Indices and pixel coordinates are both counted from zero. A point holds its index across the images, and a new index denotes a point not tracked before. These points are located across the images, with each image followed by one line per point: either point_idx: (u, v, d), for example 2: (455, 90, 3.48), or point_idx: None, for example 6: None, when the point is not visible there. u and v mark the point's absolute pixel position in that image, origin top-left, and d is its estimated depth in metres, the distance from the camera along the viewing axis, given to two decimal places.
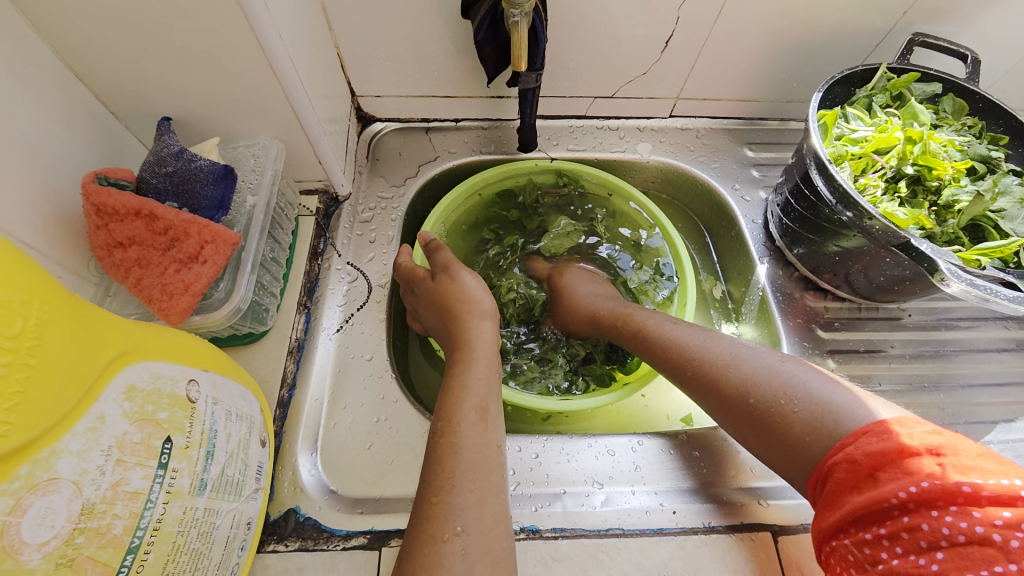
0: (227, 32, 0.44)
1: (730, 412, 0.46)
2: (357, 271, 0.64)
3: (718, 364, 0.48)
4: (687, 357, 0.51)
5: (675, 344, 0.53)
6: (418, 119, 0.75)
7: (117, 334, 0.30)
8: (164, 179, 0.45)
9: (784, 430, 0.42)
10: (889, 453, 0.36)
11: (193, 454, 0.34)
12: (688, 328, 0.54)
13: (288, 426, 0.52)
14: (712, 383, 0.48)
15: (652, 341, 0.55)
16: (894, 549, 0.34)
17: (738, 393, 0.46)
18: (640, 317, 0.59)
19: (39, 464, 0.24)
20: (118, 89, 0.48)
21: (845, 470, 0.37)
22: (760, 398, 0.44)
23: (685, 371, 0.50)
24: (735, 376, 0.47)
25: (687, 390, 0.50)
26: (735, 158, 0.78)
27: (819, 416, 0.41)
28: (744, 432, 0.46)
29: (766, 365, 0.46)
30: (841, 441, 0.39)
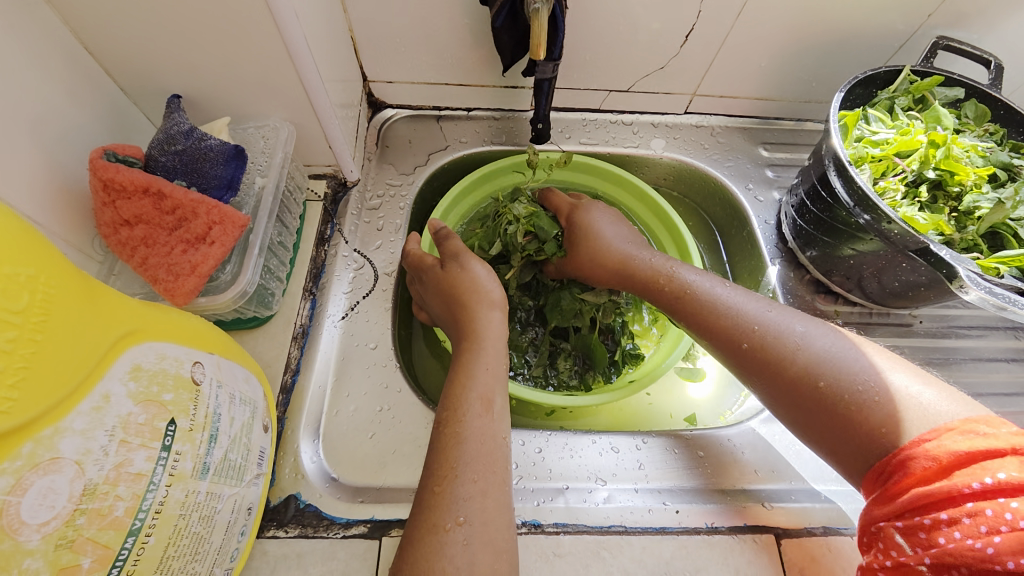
0: (239, 9, 0.43)
1: (791, 394, 0.45)
2: (364, 258, 0.63)
3: (783, 342, 0.46)
4: (744, 329, 0.48)
5: (731, 312, 0.49)
6: (430, 107, 0.74)
7: (123, 313, 0.30)
8: (173, 158, 0.45)
9: (857, 419, 0.41)
10: (970, 448, 0.35)
11: (196, 437, 0.33)
12: (744, 297, 0.51)
13: (290, 412, 0.52)
14: (774, 361, 0.46)
15: (702, 303, 0.51)
16: (950, 534, 0.34)
17: (806, 373, 0.44)
18: (683, 277, 0.54)
19: (41, 443, 0.24)
20: (127, 64, 0.47)
21: (921, 462, 0.37)
22: (833, 383, 0.43)
23: (740, 344, 0.48)
24: (804, 357, 0.45)
25: (741, 365, 0.48)
26: (750, 158, 0.76)
27: (904, 408, 0.39)
28: (805, 416, 0.44)
29: (838, 349, 0.44)
30: (920, 434, 0.38)
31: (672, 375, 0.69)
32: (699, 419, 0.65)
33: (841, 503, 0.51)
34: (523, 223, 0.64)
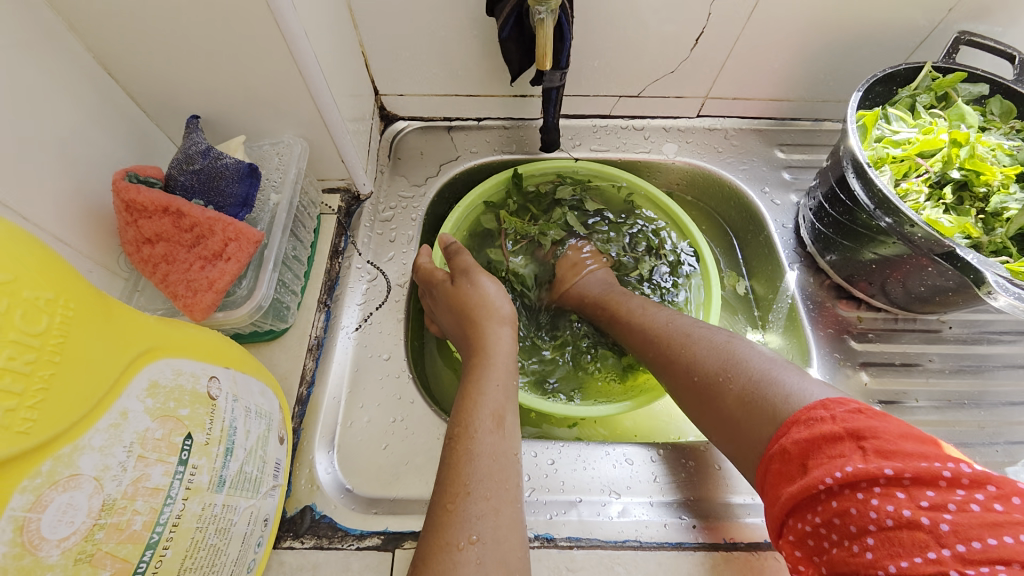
0: (253, 31, 0.44)
1: (681, 390, 0.48)
2: (377, 270, 0.64)
3: (674, 344, 0.50)
4: (650, 339, 0.53)
5: (645, 325, 0.55)
6: (441, 118, 0.75)
7: (142, 331, 0.31)
8: (191, 177, 0.46)
9: (722, 408, 0.43)
10: (813, 439, 0.35)
11: (212, 450, 0.34)
12: (661, 309, 0.56)
13: (305, 423, 0.52)
14: (666, 362, 0.50)
15: (627, 322, 0.57)
16: (833, 538, 0.33)
17: (687, 369, 0.47)
18: (620, 299, 0.61)
19: (61, 461, 0.25)
20: (148, 85, 0.49)
21: (779, 462, 0.36)
22: (704, 373, 0.45)
23: (648, 353, 0.53)
24: (687, 356, 0.48)
25: (649, 368, 0.53)
26: (766, 161, 0.75)
27: (756, 390, 0.41)
28: (692, 408, 0.46)
29: (720, 342, 0.47)
30: (777, 432, 0.38)
31: None
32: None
33: None
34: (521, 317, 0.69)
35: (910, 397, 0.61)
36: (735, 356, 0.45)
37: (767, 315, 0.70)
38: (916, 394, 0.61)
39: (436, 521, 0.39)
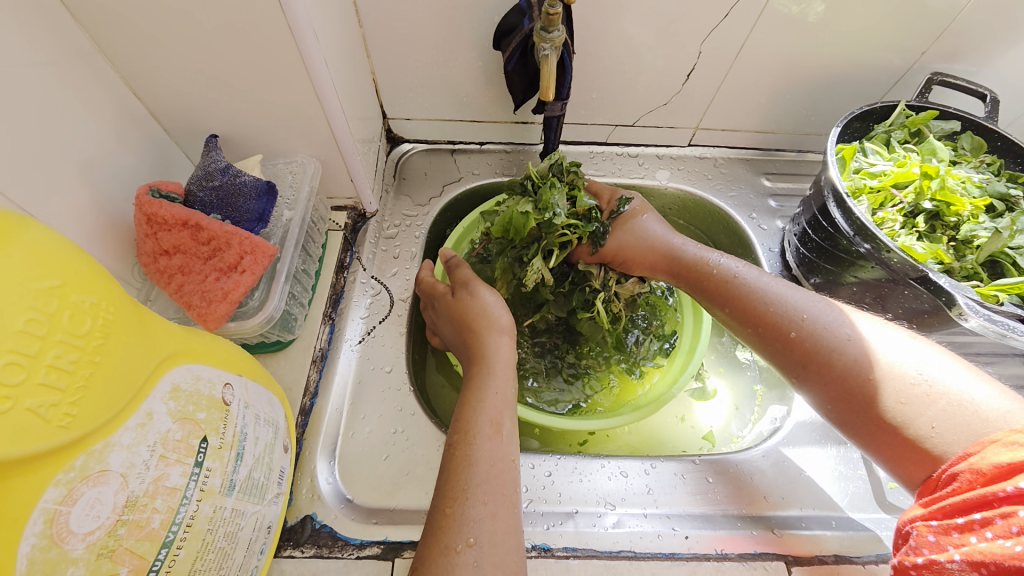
0: (277, 59, 0.47)
1: (832, 385, 0.45)
2: (380, 285, 0.66)
3: (828, 334, 0.46)
4: (791, 318, 0.49)
5: (779, 304, 0.50)
6: (445, 141, 0.78)
7: (167, 336, 0.32)
8: (210, 193, 0.48)
9: (899, 419, 0.41)
10: (1014, 458, 0.32)
11: (225, 454, 0.35)
12: (793, 289, 0.51)
13: (308, 433, 0.54)
14: (819, 352, 0.46)
15: (745, 296, 0.52)
16: (984, 534, 0.31)
17: (850, 368, 0.44)
18: (731, 266, 0.55)
19: (93, 457, 0.26)
20: (171, 105, 0.51)
21: (968, 475, 0.35)
22: (884, 375, 0.43)
23: (787, 332, 0.48)
24: (852, 350, 0.45)
25: (784, 355, 0.49)
26: (753, 188, 0.79)
27: (950, 410, 0.39)
28: (842, 407, 0.44)
29: (894, 345, 0.44)
30: (966, 450, 0.36)
31: (683, 397, 0.69)
32: (717, 437, 0.66)
33: (856, 531, 0.52)
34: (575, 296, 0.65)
35: None
36: (913, 362, 0.42)
37: None
38: None
39: (438, 524, 0.40)
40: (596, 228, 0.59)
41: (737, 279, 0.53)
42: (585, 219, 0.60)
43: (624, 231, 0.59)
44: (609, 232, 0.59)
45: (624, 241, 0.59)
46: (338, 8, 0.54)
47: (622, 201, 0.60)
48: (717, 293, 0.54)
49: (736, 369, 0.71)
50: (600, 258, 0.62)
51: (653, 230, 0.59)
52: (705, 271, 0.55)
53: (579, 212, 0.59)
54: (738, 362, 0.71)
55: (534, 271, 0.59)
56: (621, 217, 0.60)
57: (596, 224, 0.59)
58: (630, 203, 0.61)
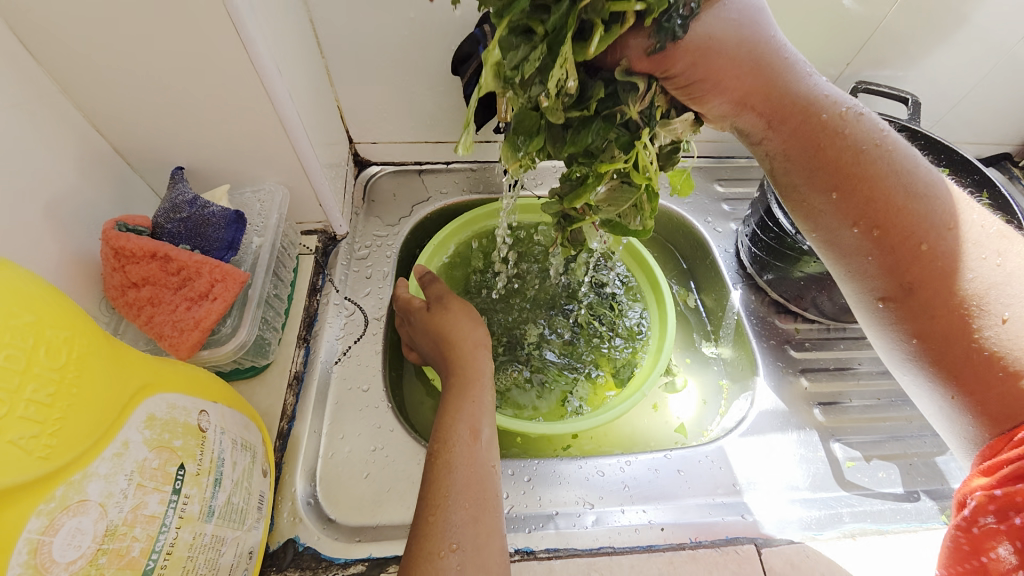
0: (243, 93, 0.49)
1: (947, 314, 0.40)
2: (354, 306, 0.67)
3: (960, 256, 0.40)
4: (927, 225, 0.40)
5: (915, 202, 0.41)
6: (412, 162, 0.80)
7: (141, 366, 0.33)
8: (179, 224, 0.49)
9: (1016, 369, 0.38)
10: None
11: (203, 480, 0.36)
12: (930, 183, 0.41)
13: (287, 457, 0.54)
14: (944, 274, 0.40)
15: (874, 185, 0.41)
16: None
17: (976, 302, 0.39)
18: (864, 138, 0.41)
19: (72, 487, 0.27)
20: (135, 141, 0.52)
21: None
22: (1020, 317, 0.38)
23: (919, 243, 0.41)
24: (987, 282, 0.39)
25: (901, 264, 0.41)
26: (706, 194, 0.84)
27: None
28: (955, 341, 0.40)
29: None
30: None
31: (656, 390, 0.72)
32: (689, 428, 0.69)
33: (819, 509, 0.56)
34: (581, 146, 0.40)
35: (846, 398, 0.65)
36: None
37: (718, 330, 0.76)
38: (850, 395, 0.66)
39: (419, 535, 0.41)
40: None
41: (876, 164, 0.41)
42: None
43: (729, 25, 0.36)
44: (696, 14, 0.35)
45: (719, 35, 0.36)
46: (301, 41, 0.57)
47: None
48: (840, 173, 0.42)
49: (702, 365, 0.74)
50: (658, 67, 0.36)
51: (765, 38, 0.38)
52: (826, 143, 0.41)
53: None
54: (704, 357, 0.75)
55: (558, 67, 0.32)
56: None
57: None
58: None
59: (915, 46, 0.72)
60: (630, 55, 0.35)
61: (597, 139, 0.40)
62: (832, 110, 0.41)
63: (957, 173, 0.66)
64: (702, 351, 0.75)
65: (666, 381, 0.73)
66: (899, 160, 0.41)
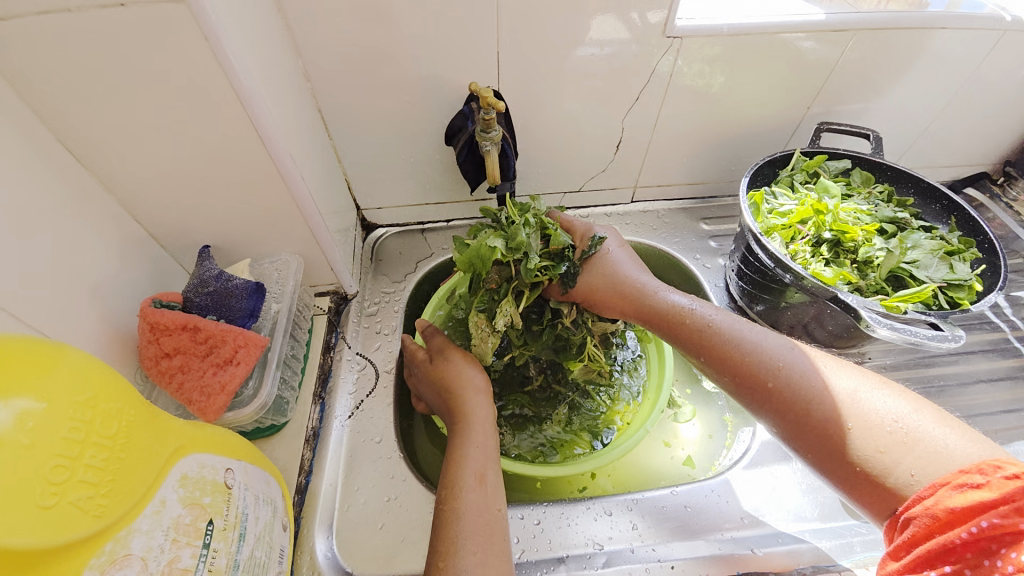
0: (263, 177, 0.56)
1: (807, 433, 0.47)
2: (365, 360, 0.71)
3: (804, 382, 0.49)
4: (770, 369, 0.51)
5: (756, 355, 0.52)
6: (415, 223, 0.87)
7: (176, 431, 0.37)
8: (206, 297, 0.54)
9: (879, 470, 0.43)
10: (966, 501, 0.36)
11: (229, 535, 0.39)
12: (766, 337, 0.53)
13: (306, 511, 0.56)
14: (798, 402, 0.48)
15: (721, 343, 0.54)
16: None
17: (827, 419, 0.46)
18: (706, 312, 0.56)
19: (119, 542, 0.30)
20: (169, 226, 0.59)
21: (924, 519, 0.38)
22: (862, 425, 0.45)
23: (766, 382, 0.50)
24: (830, 399, 0.47)
25: (763, 403, 0.50)
26: (694, 233, 0.89)
27: (926, 463, 0.41)
28: (827, 456, 0.46)
29: (867, 393, 0.46)
30: (920, 492, 0.40)
31: (664, 422, 0.74)
32: (696, 461, 0.70)
33: (830, 540, 0.55)
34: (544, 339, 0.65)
35: None
36: (887, 411, 0.44)
37: None
38: None
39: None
40: (567, 269, 0.59)
41: (714, 327, 0.55)
42: (557, 258, 0.60)
43: (593, 274, 0.59)
44: (580, 271, 0.59)
45: (598, 281, 0.59)
46: (311, 126, 0.64)
47: (594, 241, 0.60)
48: (695, 344, 0.55)
49: (705, 398, 0.76)
50: (571, 297, 0.61)
51: (619, 270, 0.59)
52: (680, 320, 0.56)
53: (552, 252, 0.59)
54: (706, 391, 0.76)
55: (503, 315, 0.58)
56: (591, 257, 0.60)
57: (568, 264, 0.59)
58: (603, 241, 0.60)
59: (872, 85, 0.78)
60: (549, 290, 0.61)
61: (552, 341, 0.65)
62: (669, 296, 0.58)
63: (924, 200, 0.70)
64: (705, 385, 0.77)
65: (671, 411, 0.75)
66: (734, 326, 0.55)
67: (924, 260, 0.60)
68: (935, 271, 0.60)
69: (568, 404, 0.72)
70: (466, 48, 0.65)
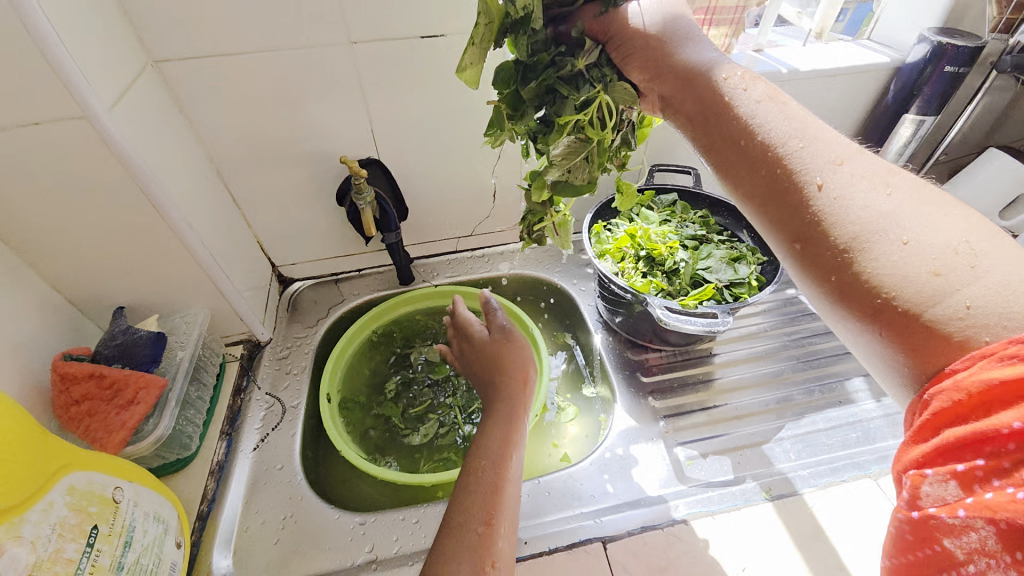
0: (167, 246, 0.67)
1: (835, 248, 0.41)
2: (273, 398, 0.79)
3: (855, 188, 0.42)
4: (816, 168, 0.43)
5: (809, 148, 0.44)
6: (328, 275, 0.99)
7: (67, 453, 0.48)
8: (112, 349, 0.63)
9: (925, 298, 0.37)
10: (1006, 375, 0.32)
11: (113, 540, 0.48)
12: (820, 133, 0.46)
13: (205, 536, 0.63)
14: (840, 208, 0.42)
15: (759, 138, 0.47)
16: (991, 484, 0.32)
17: (877, 229, 0.40)
18: (747, 104, 0.48)
19: (10, 526, 0.40)
20: (87, 293, 0.69)
21: (952, 395, 0.35)
22: (919, 240, 0.38)
23: (811, 180, 0.43)
24: (880, 209, 0.40)
25: (797, 205, 0.44)
26: (574, 262, 1.03)
27: (998, 297, 0.35)
28: (851, 275, 0.40)
29: (930, 208, 0.40)
30: (953, 365, 0.36)
31: (550, 428, 0.83)
32: (572, 457, 0.80)
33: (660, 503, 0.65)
34: (545, 80, 0.53)
35: (688, 410, 0.77)
36: (957, 231, 0.38)
37: (594, 372, 0.88)
38: (689, 406, 0.77)
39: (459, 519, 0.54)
40: None
41: (757, 115, 0.47)
42: None
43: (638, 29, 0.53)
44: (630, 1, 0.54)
45: (638, 31, 0.53)
46: (217, 200, 0.76)
47: None
48: (727, 142, 0.49)
49: (586, 404, 0.86)
50: (602, 31, 0.54)
51: (663, 44, 0.52)
52: (716, 116, 0.49)
53: None
54: (587, 397, 0.87)
55: None
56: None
57: None
58: None
59: None
60: (585, 18, 0.54)
61: (552, 77, 0.53)
62: (716, 76, 0.50)
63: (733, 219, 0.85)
64: (584, 393, 0.88)
65: (553, 415, 0.85)
66: (785, 119, 0.47)
67: (715, 266, 0.74)
68: (722, 273, 0.74)
69: (436, 419, 0.83)
70: (344, 129, 0.78)
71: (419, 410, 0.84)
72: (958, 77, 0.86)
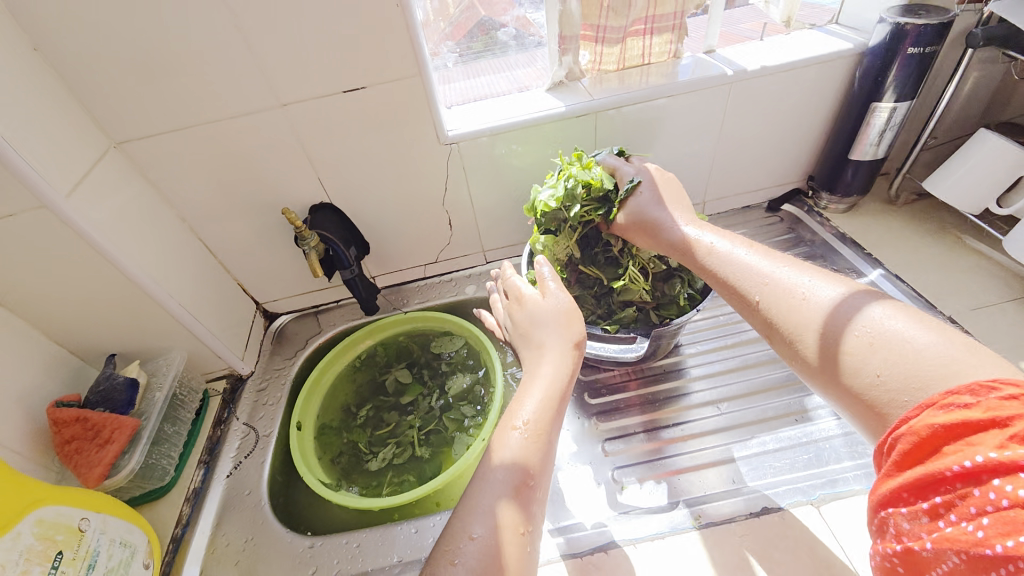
0: (138, 302, 0.76)
1: (788, 346, 0.51)
2: (248, 428, 0.87)
3: (788, 297, 0.52)
4: (757, 285, 0.55)
5: (753, 271, 0.56)
6: (309, 307, 1.06)
7: (37, 488, 0.56)
8: (96, 394, 0.73)
9: (848, 372, 0.45)
10: (949, 419, 0.36)
11: (77, 563, 0.56)
12: (773, 256, 0.57)
13: (176, 557, 0.72)
14: (776, 315, 0.52)
15: (718, 265, 0.60)
16: (949, 518, 0.35)
17: (805, 331, 0.49)
18: (708, 244, 0.62)
19: None
20: (81, 346, 0.79)
21: (905, 438, 0.38)
22: (829, 331, 0.47)
23: (754, 296, 0.55)
24: (807, 308, 0.50)
25: (755, 315, 0.55)
26: None
27: (895, 361, 0.42)
28: (803, 364, 0.50)
29: (849, 297, 0.48)
30: (906, 414, 0.39)
31: None
32: None
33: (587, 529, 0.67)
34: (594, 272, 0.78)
35: (634, 429, 0.77)
36: (859, 318, 0.46)
37: None
38: (636, 426, 0.77)
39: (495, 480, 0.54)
40: (607, 209, 0.74)
41: (713, 256, 0.61)
42: (603, 202, 0.75)
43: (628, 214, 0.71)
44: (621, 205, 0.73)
45: (631, 215, 0.71)
46: (189, 253, 0.85)
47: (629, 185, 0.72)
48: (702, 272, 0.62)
49: None
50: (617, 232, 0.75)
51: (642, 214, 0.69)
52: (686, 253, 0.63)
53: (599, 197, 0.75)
54: None
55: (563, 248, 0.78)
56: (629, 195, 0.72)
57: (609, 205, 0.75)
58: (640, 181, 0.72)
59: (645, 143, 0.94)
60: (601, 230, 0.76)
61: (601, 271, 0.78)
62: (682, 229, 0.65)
63: None
64: None
65: None
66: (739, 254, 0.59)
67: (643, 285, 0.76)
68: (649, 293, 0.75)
69: (395, 443, 0.87)
70: (293, 179, 0.84)
71: (383, 434, 0.88)
72: (927, 58, 0.79)
